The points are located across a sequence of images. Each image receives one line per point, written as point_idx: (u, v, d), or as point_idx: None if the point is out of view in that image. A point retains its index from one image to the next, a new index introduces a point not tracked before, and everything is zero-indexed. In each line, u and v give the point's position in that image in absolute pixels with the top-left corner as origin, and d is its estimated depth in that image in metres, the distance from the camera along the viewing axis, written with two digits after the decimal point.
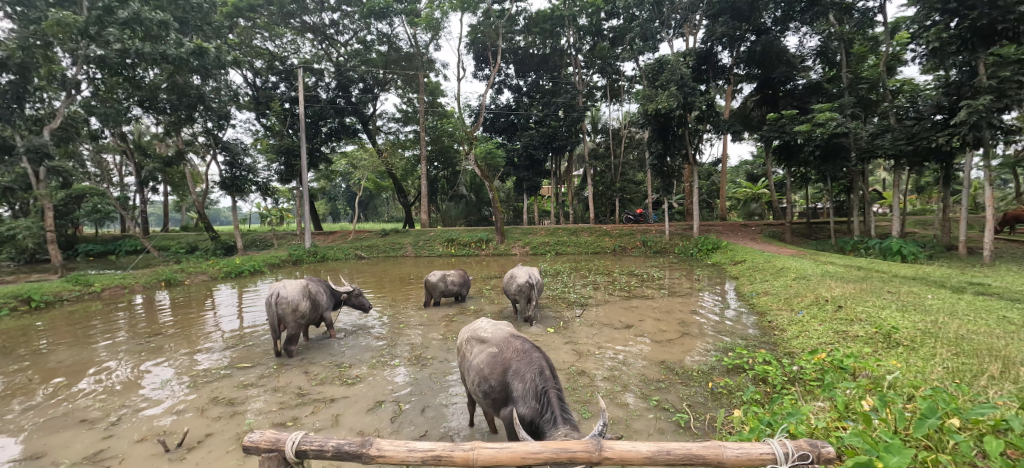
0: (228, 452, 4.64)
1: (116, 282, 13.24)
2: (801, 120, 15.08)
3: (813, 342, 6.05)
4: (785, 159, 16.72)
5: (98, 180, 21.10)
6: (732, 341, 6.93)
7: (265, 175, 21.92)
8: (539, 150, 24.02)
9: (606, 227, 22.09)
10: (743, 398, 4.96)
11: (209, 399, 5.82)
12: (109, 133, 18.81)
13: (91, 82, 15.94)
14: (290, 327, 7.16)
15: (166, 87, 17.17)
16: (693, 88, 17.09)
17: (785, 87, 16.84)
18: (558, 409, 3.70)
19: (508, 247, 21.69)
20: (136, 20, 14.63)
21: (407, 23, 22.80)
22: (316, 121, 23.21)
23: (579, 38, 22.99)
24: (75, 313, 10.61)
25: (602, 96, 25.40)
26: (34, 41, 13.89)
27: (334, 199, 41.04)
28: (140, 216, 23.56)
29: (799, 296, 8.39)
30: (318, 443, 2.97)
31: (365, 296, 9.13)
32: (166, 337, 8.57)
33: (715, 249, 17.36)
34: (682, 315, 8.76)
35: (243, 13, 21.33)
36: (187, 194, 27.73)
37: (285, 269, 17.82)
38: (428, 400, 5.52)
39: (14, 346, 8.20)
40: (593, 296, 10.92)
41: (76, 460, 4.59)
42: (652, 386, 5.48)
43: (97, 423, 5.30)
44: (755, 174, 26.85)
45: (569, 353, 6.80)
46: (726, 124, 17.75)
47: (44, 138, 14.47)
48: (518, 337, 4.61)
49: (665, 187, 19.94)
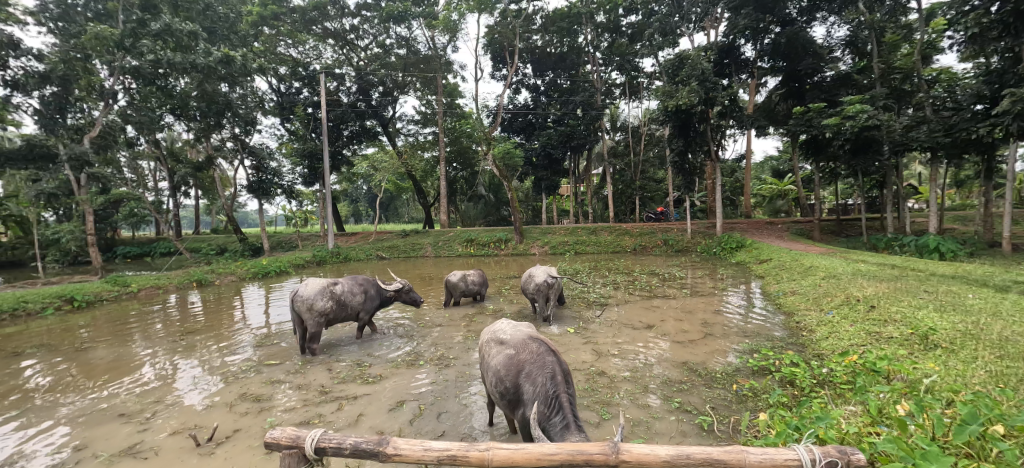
0: (252, 447, 4.75)
1: (151, 282, 13.76)
2: (829, 113, 14.59)
3: (844, 343, 5.79)
4: (813, 154, 16.15)
5: (134, 185, 21.99)
6: (758, 342, 6.72)
7: (290, 178, 22.59)
8: (557, 149, 23.98)
9: (626, 226, 21.81)
10: (767, 401, 4.78)
11: (238, 394, 5.99)
12: (143, 140, 19.57)
13: (126, 91, 16.68)
14: (309, 325, 7.37)
15: (197, 94, 17.58)
16: (715, 83, 16.74)
17: (812, 80, 16.40)
18: (570, 415, 3.67)
19: (527, 247, 21.60)
20: (168, 32, 15.51)
21: (425, 26, 23.12)
22: (338, 125, 23.74)
23: (597, 36, 22.86)
24: (115, 312, 11.08)
25: (621, 94, 25.05)
26: (74, 54, 14.66)
27: (356, 200, 42.02)
28: (174, 219, 24.56)
29: (829, 296, 8.07)
30: (336, 441, 3.02)
31: (416, 292, 9.40)
32: (199, 335, 8.86)
33: (739, 248, 16.93)
34: (705, 315, 8.57)
35: (266, 21, 21.84)
36: (217, 198, 28.71)
37: (309, 270, 18.24)
38: (446, 402, 5.50)
39: (59, 342, 8.67)
40: (613, 296, 10.79)
41: (114, 453, 4.75)
42: (674, 387, 5.36)
43: (134, 417, 5.48)
44: (781, 170, 26.11)
45: (588, 353, 6.75)
46: (750, 119, 17.44)
47: (85, 146, 15.10)
48: (536, 339, 4.53)
49: (687, 185, 19.24)
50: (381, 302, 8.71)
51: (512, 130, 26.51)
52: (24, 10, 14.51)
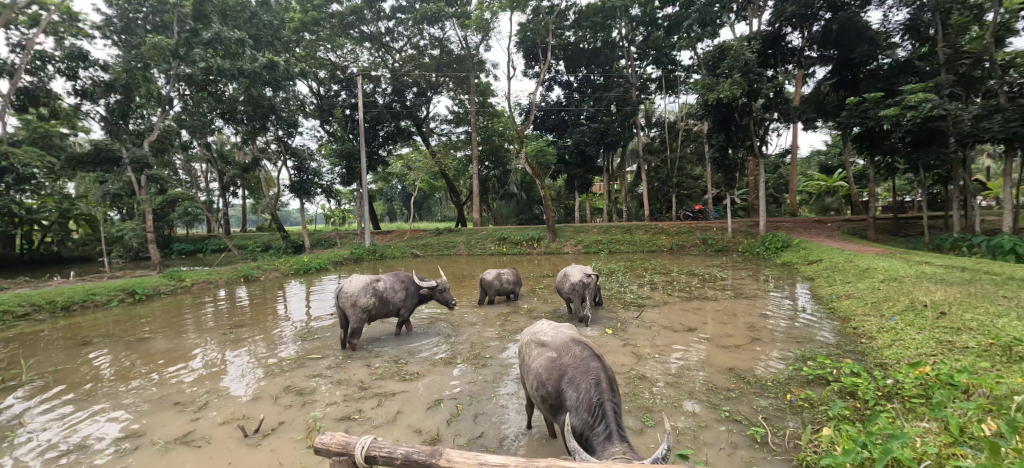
0: (295, 440, 4.86)
1: (204, 277, 14.51)
2: (888, 103, 13.64)
3: (911, 352, 5.36)
4: (868, 146, 15.16)
5: (188, 186, 23.33)
6: (811, 349, 6.33)
7: (329, 178, 23.35)
8: (590, 146, 23.64)
9: (662, 225, 21.23)
10: (826, 412, 4.46)
11: (283, 387, 6.19)
12: (196, 144, 20.69)
13: (181, 98, 17.67)
14: (352, 320, 7.55)
15: (244, 99, 18.41)
16: (759, 74, 15.97)
17: (868, 68, 15.47)
18: (613, 424, 3.55)
19: (560, 245, 21.36)
20: (217, 40, 16.62)
21: (458, 26, 23.34)
22: (374, 126, 24.28)
23: (632, 29, 22.25)
24: (171, 305, 11.74)
25: (657, 88, 24.36)
26: (135, 64, 15.59)
27: (391, 199, 42.95)
28: (223, 217, 25.87)
29: (890, 300, 7.51)
30: (387, 449, 3.12)
31: (449, 293, 9.08)
32: (247, 328, 9.24)
33: (785, 247, 16.13)
34: (750, 318, 8.18)
35: (308, 27, 22.61)
36: (262, 198, 30.05)
37: (347, 267, 18.77)
38: (484, 403, 5.46)
39: (123, 332, 9.25)
40: (651, 296, 10.50)
41: (170, 440, 4.99)
42: (722, 395, 5.11)
43: (187, 406, 5.75)
44: (830, 166, 24.69)
45: (628, 356, 6.57)
46: (796, 112, 16.57)
47: (144, 150, 16.12)
48: (580, 342, 4.41)
49: (727, 181, 18.82)
50: (419, 298, 8.75)
51: (545, 128, 26.39)
52: (92, 25, 15.66)
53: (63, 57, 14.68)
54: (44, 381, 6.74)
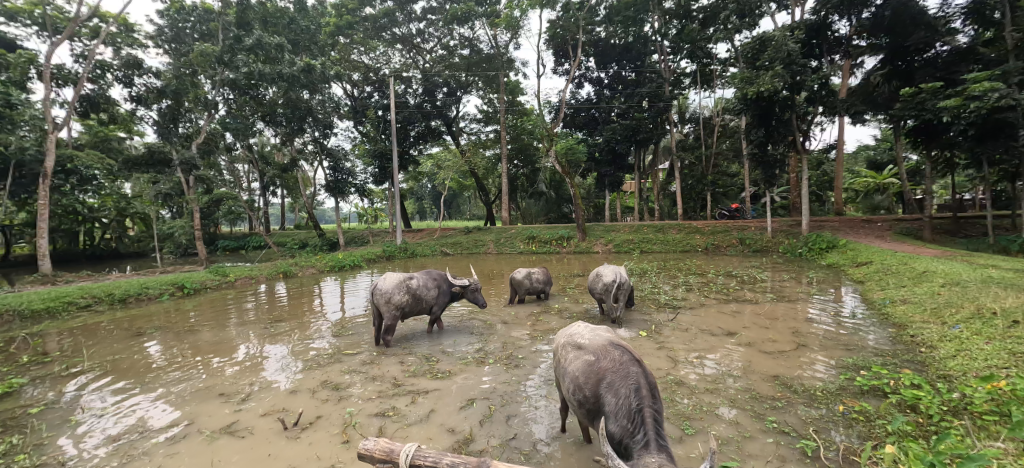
0: (332, 435, 4.96)
1: (245, 273, 15.15)
2: (948, 94, 12.62)
3: (980, 364, 4.94)
4: (925, 140, 14.24)
5: (231, 186, 24.45)
6: (864, 358, 5.95)
7: (362, 178, 23.95)
8: (622, 144, 23.18)
9: (697, 224, 20.61)
10: (885, 427, 4.18)
11: (320, 381, 6.35)
12: (239, 146, 21.63)
13: (225, 102, 18.47)
14: (386, 317, 7.65)
15: (283, 102, 19.24)
16: (803, 65, 15.25)
17: (925, 56, 14.35)
18: (653, 433, 3.44)
19: (589, 245, 21.09)
20: (259, 46, 17.06)
21: (488, 25, 23.41)
22: (405, 126, 24.64)
23: (665, 22, 21.61)
24: (216, 299, 12.32)
25: (691, 83, 23.66)
26: (185, 70, 16.42)
27: (421, 198, 43.64)
28: (264, 216, 26.96)
29: (953, 307, 6.98)
30: (431, 458, 3.33)
31: (481, 292, 9.10)
32: (286, 322, 9.57)
33: (830, 248, 15.33)
34: (794, 323, 7.79)
35: (342, 31, 23.22)
36: (299, 197, 31.14)
37: (380, 264, 19.19)
38: (517, 405, 5.40)
39: (173, 324, 9.77)
40: (686, 298, 10.19)
41: (216, 429, 5.20)
42: (767, 404, 4.86)
43: (231, 397, 5.98)
44: (879, 162, 23.29)
45: (663, 360, 6.38)
46: (843, 105, 15.70)
47: (192, 152, 16.97)
48: (619, 346, 4.28)
49: (766, 179, 18.05)
50: (451, 297, 8.78)
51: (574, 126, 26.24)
52: (145, 35, 16.66)
53: (120, 65, 15.63)
54: (103, 369, 7.15)
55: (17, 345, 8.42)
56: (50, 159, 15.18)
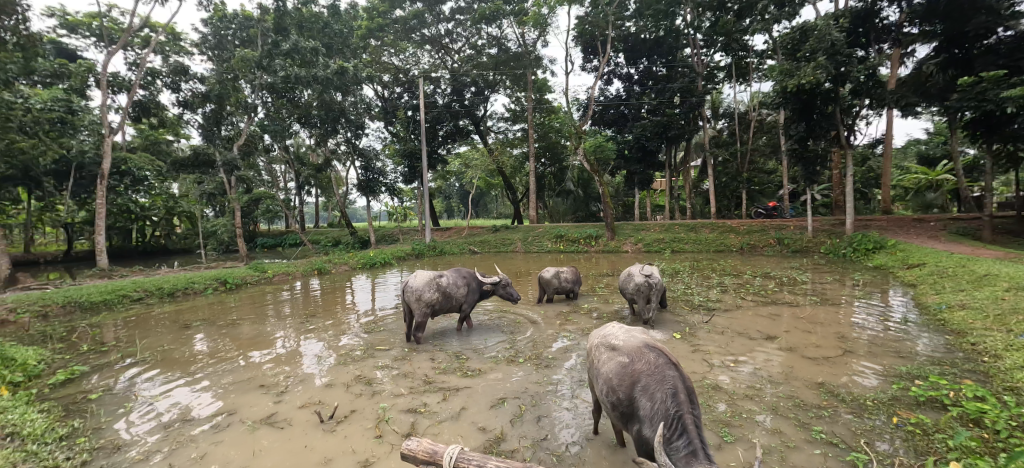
0: (366, 429, 5.05)
1: (282, 269, 15.69)
2: (1013, 82, 11.67)
3: None
4: (985, 132, 13.29)
5: (269, 186, 25.41)
6: (919, 366, 5.58)
7: (393, 177, 24.41)
8: (652, 140, 22.69)
9: (731, 223, 19.94)
10: (945, 441, 3.89)
11: (354, 376, 6.48)
12: (276, 147, 22.44)
13: (264, 105, 19.06)
14: (417, 314, 7.75)
15: (318, 104, 19.69)
16: (848, 56, 14.49)
17: (986, 42, 13.35)
18: (695, 440, 3.34)
19: (619, 244, 20.75)
20: (295, 50, 17.71)
21: (516, 23, 23.39)
22: (434, 125, 24.91)
23: (698, 15, 20.98)
24: (255, 295, 12.81)
25: (726, 77, 22.95)
26: (227, 76, 17.34)
27: (449, 198, 44.12)
28: (299, 214, 27.87)
29: (1019, 314, 6.47)
30: (475, 462, 3.33)
31: (512, 289, 9.11)
32: (321, 317, 9.84)
33: (878, 249, 14.50)
34: (839, 327, 7.40)
35: (374, 34, 23.73)
36: (333, 196, 32.02)
37: (409, 262, 19.50)
38: (548, 406, 5.36)
39: (216, 318, 10.21)
40: (721, 299, 9.87)
41: (257, 420, 5.39)
42: (811, 413, 4.63)
43: (271, 389, 6.19)
44: (931, 157, 21.90)
45: (699, 363, 6.19)
46: (891, 96, 14.85)
47: (233, 153, 17.72)
48: (653, 348, 4.17)
49: (807, 175, 17.27)
50: (481, 295, 8.80)
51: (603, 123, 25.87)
52: (191, 42, 17.55)
53: (168, 72, 16.48)
54: (154, 359, 7.55)
55: (77, 335, 9.00)
56: (106, 161, 16.15)
